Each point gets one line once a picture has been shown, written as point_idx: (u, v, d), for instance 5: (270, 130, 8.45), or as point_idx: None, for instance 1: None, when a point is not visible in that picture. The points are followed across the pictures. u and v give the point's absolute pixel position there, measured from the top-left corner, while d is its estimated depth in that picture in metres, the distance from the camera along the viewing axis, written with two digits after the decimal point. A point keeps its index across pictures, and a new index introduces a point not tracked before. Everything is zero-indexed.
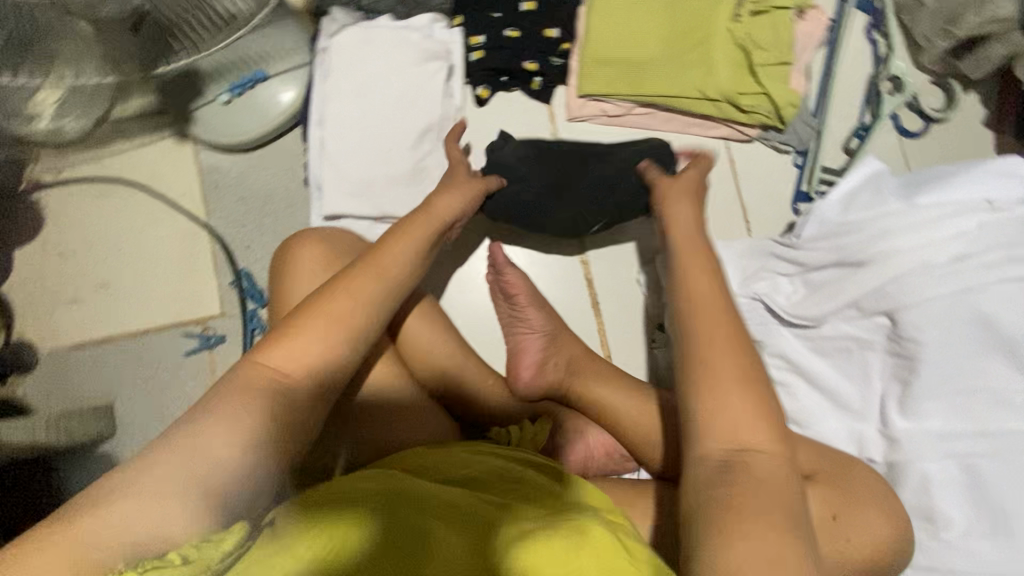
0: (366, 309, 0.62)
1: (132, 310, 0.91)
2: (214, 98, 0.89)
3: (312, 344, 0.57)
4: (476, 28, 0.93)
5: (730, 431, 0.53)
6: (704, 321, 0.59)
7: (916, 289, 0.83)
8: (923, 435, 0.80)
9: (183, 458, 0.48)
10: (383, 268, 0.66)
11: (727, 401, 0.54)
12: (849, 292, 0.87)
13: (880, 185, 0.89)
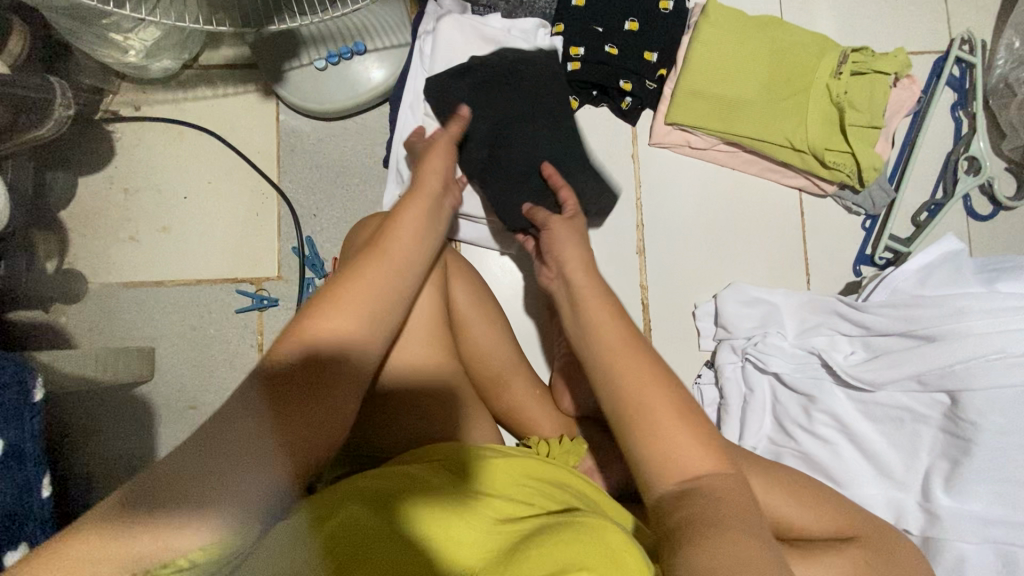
0: (392, 296, 0.52)
1: (190, 259, 0.91)
2: (309, 63, 0.88)
3: (352, 326, 0.48)
4: (577, 38, 0.91)
5: (672, 464, 0.48)
6: (627, 351, 0.53)
7: (974, 374, 0.72)
8: (963, 534, 0.71)
9: (222, 456, 0.40)
10: (399, 249, 0.54)
11: (665, 435, 0.49)
12: (912, 364, 0.75)
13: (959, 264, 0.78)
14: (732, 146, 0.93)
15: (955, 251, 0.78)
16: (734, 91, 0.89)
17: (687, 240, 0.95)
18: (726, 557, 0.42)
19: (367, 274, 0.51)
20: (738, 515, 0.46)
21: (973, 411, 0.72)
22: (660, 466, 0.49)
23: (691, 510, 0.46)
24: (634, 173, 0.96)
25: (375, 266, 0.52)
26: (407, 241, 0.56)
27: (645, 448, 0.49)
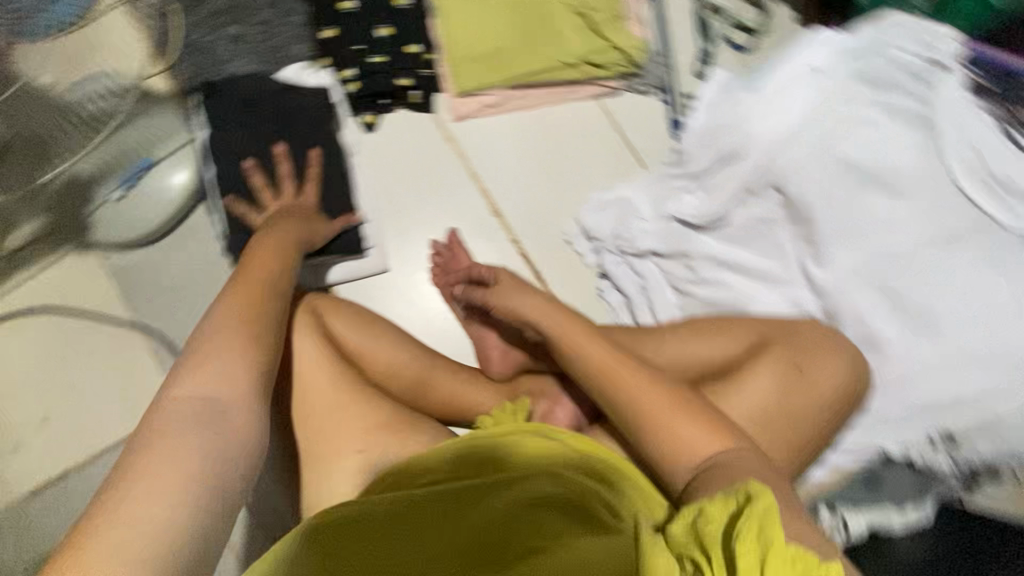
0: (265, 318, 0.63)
1: (84, 435, 0.87)
2: (106, 198, 0.90)
3: (240, 373, 0.56)
4: (343, 64, 0.96)
5: (688, 450, 0.59)
6: (642, 383, 0.64)
7: (783, 159, 0.80)
8: (849, 292, 0.77)
9: (155, 474, 0.47)
10: (259, 282, 0.67)
11: (658, 427, 0.61)
12: (734, 181, 0.82)
13: (728, 83, 0.84)
14: (521, 89, 1.00)
15: (727, 78, 0.85)
16: (493, 43, 0.97)
17: (529, 183, 1.01)
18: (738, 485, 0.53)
19: (226, 316, 0.61)
20: (744, 475, 0.55)
21: (798, 191, 0.80)
22: (669, 452, 0.60)
23: (710, 478, 0.56)
24: (455, 152, 1.00)
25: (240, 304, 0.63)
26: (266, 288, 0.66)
27: (660, 442, 0.61)
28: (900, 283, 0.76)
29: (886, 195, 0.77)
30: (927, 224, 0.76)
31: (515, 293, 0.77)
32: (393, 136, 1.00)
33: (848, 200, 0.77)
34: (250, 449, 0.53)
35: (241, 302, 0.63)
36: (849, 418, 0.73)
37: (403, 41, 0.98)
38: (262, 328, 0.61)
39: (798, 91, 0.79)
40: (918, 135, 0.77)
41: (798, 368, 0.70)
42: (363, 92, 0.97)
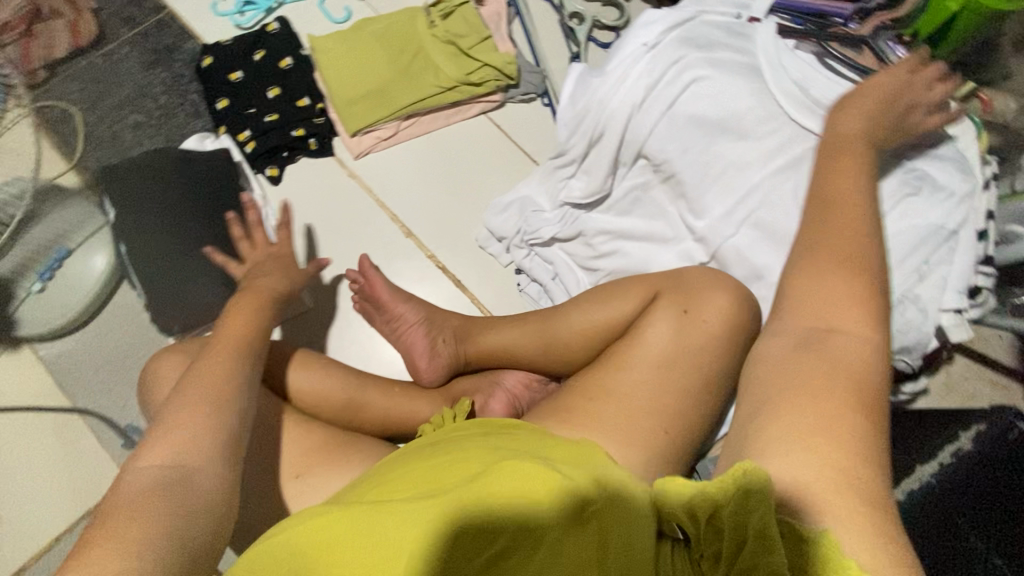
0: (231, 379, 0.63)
1: (35, 528, 0.88)
2: (28, 292, 0.93)
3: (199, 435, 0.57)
4: (239, 127, 1.03)
5: (816, 312, 0.51)
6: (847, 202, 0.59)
7: (637, 127, 0.87)
8: (724, 233, 0.83)
9: (129, 530, 0.47)
10: (234, 338, 0.69)
11: (821, 284, 0.53)
12: (605, 158, 0.89)
13: (585, 74, 0.93)
14: (410, 118, 1.08)
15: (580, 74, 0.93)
16: (375, 82, 1.06)
17: (435, 202, 1.07)
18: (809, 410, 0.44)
19: (203, 382, 0.62)
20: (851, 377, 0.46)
21: (658, 152, 0.86)
22: (800, 312, 0.52)
23: (820, 354, 0.48)
24: (360, 186, 1.07)
25: (216, 368, 0.64)
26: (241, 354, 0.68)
27: (800, 312, 0.53)
28: (768, 214, 0.80)
29: (733, 138, 0.82)
30: (777, 155, 0.81)
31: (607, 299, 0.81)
32: (300, 183, 1.06)
33: (703, 150, 0.83)
34: (213, 515, 0.53)
35: (213, 366, 0.64)
36: (747, 349, 0.76)
37: (293, 96, 1.05)
38: (238, 395, 0.63)
39: (637, 67, 0.87)
40: (750, 79, 0.83)
41: (686, 310, 0.75)
42: (260, 149, 1.03)
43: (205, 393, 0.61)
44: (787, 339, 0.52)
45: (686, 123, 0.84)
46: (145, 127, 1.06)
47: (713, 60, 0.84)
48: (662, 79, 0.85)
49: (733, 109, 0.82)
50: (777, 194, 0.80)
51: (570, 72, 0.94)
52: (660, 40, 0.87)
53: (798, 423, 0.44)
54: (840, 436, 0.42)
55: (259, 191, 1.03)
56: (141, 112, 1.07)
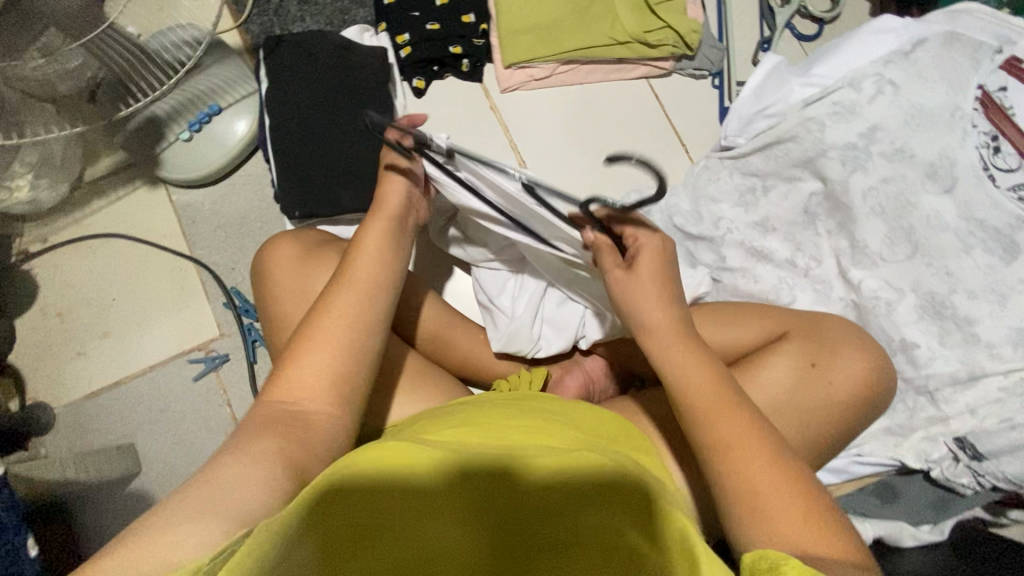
0: (344, 325, 0.61)
1: (136, 351, 0.96)
2: (175, 138, 0.97)
3: (302, 390, 0.59)
4: (400, 28, 1.00)
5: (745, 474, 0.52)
6: (684, 365, 0.58)
7: (817, 137, 0.75)
8: (883, 294, 0.73)
9: (232, 482, 0.50)
10: (364, 282, 0.64)
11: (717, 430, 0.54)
12: (793, 153, 0.77)
13: (779, 71, 0.78)
14: (569, 64, 1.01)
15: (777, 66, 0.78)
16: (546, 16, 0.98)
17: (569, 158, 1.02)
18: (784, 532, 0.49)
19: (267, 413, 0.57)
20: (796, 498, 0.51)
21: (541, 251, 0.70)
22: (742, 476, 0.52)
23: None
24: (498, 121, 1.03)
25: (304, 381, 0.59)
26: (314, 355, 0.60)
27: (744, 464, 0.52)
28: (943, 286, 0.71)
29: (934, 190, 0.71)
30: (976, 222, 0.70)
31: (730, 324, 0.73)
32: (442, 101, 1.03)
33: (897, 193, 0.72)
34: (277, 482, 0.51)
35: (279, 373, 0.60)
36: (867, 421, 0.70)
37: (459, 9, 1.00)
38: (343, 350, 0.61)
39: (845, 91, 0.74)
40: (974, 122, 0.70)
41: (813, 362, 0.68)
42: (414, 57, 1.00)
43: (288, 402, 0.58)
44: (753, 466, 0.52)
45: (889, 158, 0.72)
46: (310, 4, 1.06)
47: (952, 100, 0.71)
48: (866, 92, 0.73)
49: (947, 158, 0.71)
50: (973, 279, 0.70)
51: (765, 60, 0.77)
52: (906, 57, 0.72)
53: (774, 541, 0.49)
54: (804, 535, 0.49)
55: (402, 99, 1.01)
56: None
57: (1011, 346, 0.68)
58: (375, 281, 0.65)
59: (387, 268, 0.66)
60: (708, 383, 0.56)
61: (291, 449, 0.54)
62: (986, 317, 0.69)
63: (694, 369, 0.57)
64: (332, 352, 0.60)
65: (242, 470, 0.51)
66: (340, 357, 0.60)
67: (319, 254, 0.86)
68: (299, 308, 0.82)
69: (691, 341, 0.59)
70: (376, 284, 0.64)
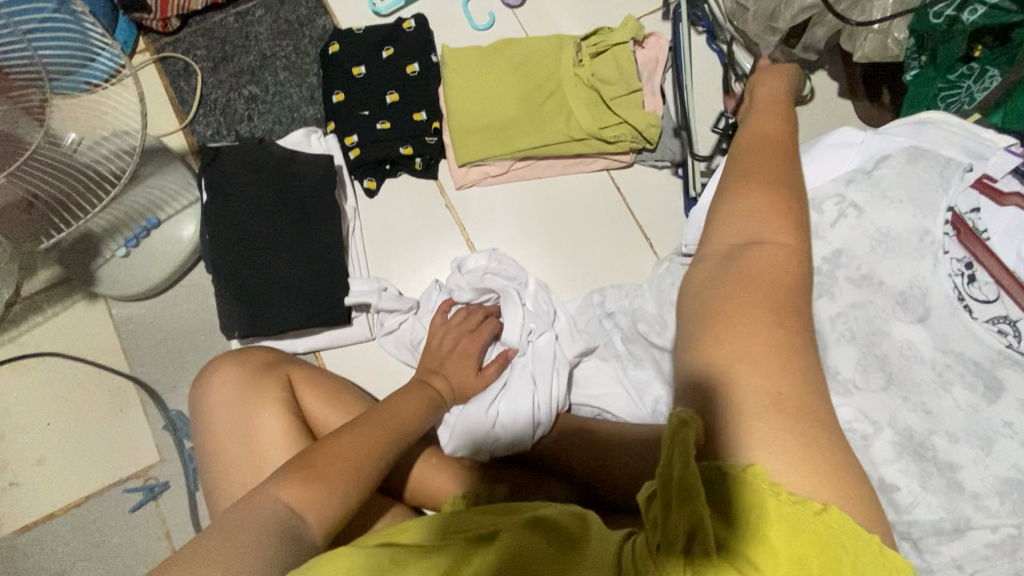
0: (372, 456, 0.69)
1: (71, 479, 0.91)
2: (112, 255, 0.92)
3: (302, 492, 0.63)
4: (348, 129, 0.96)
5: (742, 232, 0.51)
6: (757, 166, 0.56)
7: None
8: (859, 427, 0.68)
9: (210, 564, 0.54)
10: (393, 419, 0.73)
11: (758, 220, 0.51)
12: None
13: None
14: (525, 160, 0.97)
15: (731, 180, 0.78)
16: (498, 114, 0.94)
17: (531, 253, 0.97)
18: (747, 347, 0.43)
19: (259, 510, 0.60)
20: (769, 353, 0.43)
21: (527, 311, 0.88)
22: (742, 253, 0.50)
23: None
24: (454, 219, 0.98)
25: (309, 493, 0.63)
26: (329, 478, 0.65)
27: (751, 257, 0.49)
28: (921, 425, 0.65)
29: (904, 318, 0.66)
30: (953, 355, 0.64)
31: None
32: (394, 201, 0.99)
33: (866, 318, 0.67)
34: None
35: (298, 475, 0.64)
36: None
37: (410, 107, 0.96)
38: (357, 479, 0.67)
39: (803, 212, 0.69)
40: (945, 249, 0.65)
41: None
42: (364, 158, 0.95)
43: (290, 499, 0.62)
44: (753, 259, 0.49)
45: (855, 282, 0.67)
46: (258, 102, 1.02)
47: (919, 220, 0.65)
48: (828, 214, 0.68)
49: (916, 284, 0.65)
50: (952, 418, 0.64)
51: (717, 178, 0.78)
52: (870, 175, 0.68)
53: (744, 372, 0.42)
54: (763, 361, 0.42)
55: (352, 202, 0.97)
56: (258, 85, 1.03)
57: (998, 498, 0.61)
58: (404, 426, 0.74)
59: (415, 421, 0.75)
60: (780, 234, 0.50)
61: (265, 542, 0.58)
62: (970, 460, 0.62)
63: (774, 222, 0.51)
64: (347, 482, 0.66)
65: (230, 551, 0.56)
66: (354, 473, 0.67)
67: (261, 385, 0.81)
68: (236, 450, 0.77)
69: (782, 179, 0.54)
70: (404, 429, 0.74)
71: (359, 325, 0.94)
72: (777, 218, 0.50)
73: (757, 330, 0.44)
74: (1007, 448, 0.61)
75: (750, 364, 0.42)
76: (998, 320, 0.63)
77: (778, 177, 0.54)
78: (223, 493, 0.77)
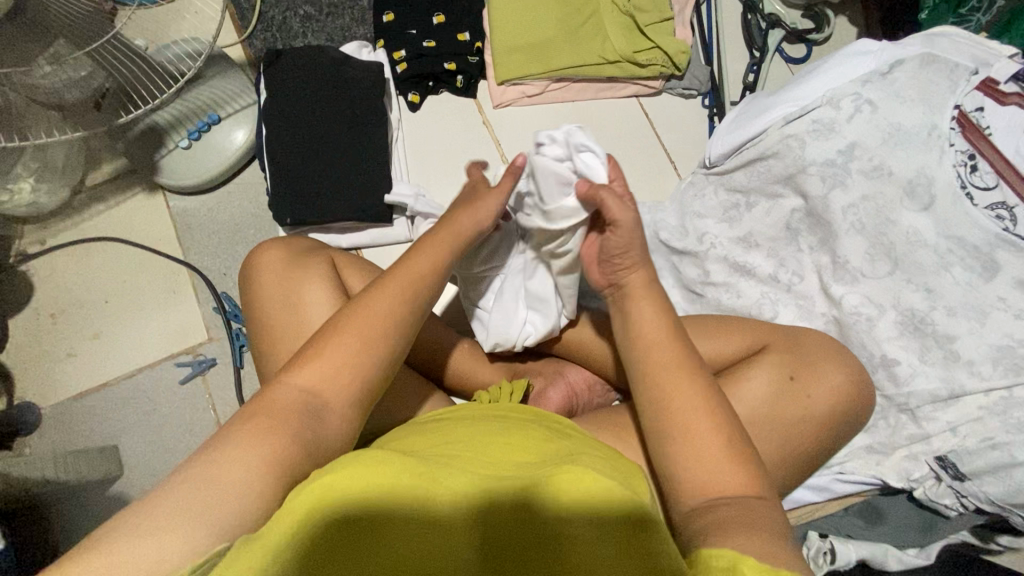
0: (389, 325, 0.59)
1: (124, 353, 0.97)
2: (175, 146, 0.99)
3: (320, 379, 0.55)
4: (397, 44, 1.02)
5: (702, 480, 0.52)
6: (670, 384, 0.56)
7: (798, 153, 0.76)
8: (864, 310, 0.73)
9: (229, 474, 0.47)
10: (412, 278, 0.62)
11: (695, 444, 0.53)
12: (778, 168, 0.78)
13: (755, 104, 0.83)
14: (561, 82, 1.04)
15: (752, 100, 0.84)
16: (538, 35, 1.01)
17: None
18: (733, 523, 0.48)
19: (281, 398, 0.54)
20: (751, 525, 0.48)
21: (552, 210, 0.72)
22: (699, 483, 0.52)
23: None
24: (490, 135, 1.05)
25: (331, 370, 0.56)
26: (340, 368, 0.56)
27: (729, 523, 0.49)
28: (923, 303, 0.71)
29: (911, 207, 0.72)
30: (954, 239, 0.70)
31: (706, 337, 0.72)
32: (436, 116, 1.06)
33: (877, 209, 0.73)
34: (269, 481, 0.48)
35: (311, 357, 0.56)
36: (847, 436, 0.70)
37: (456, 28, 1.03)
38: (382, 347, 0.58)
39: (820, 111, 0.75)
40: (950, 142, 0.71)
41: (792, 375, 0.68)
42: (411, 72, 1.02)
43: (309, 385, 0.55)
44: (698, 485, 0.52)
45: (871, 174, 0.73)
46: (312, 21, 1.09)
47: (929, 117, 0.72)
48: (844, 110, 0.74)
49: (925, 173, 0.71)
50: (954, 297, 0.70)
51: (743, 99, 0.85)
52: (887, 78, 0.74)
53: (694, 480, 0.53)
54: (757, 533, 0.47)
55: (396, 112, 1.03)
56: (312, 5, 1.10)
57: (991, 364, 0.68)
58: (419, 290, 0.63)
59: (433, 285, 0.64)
60: (731, 473, 0.52)
61: (293, 442, 0.51)
62: (967, 333, 0.69)
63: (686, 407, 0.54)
64: (367, 348, 0.57)
65: (249, 454, 0.49)
66: (374, 347, 0.58)
67: (304, 264, 0.86)
68: (285, 314, 0.82)
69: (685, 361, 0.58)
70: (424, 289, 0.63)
71: (398, 226, 1.00)
72: (718, 439, 0.54)
73: (755, 540, 0.46)
74: (1000, 319, 0.68)
75: (724, 514, 0.49)
76: (996, 205, 0.70)
77: (694, 398, 0.55)
78: (269, 355, 0.83)
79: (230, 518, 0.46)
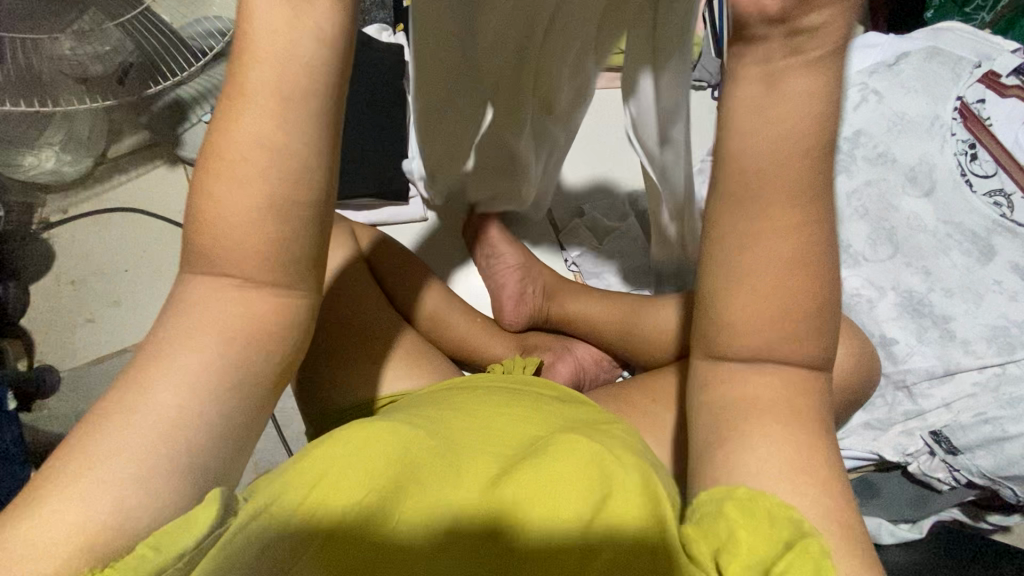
0: (272, 188, 0.39)
1: (141, 320, 1.00)
2: (197, 120, 1.02)
3: (217, 283, 0.41)
4: None
5: (758, 377, 0.42)
6: (768, 248, 0.39)
7: None
8: (865, 292, 0.75)
9: (151, 422, 0.38)
10: (275, 108, 0.38)
11: (767, 337, 0.41)
12: None
13: None
14: None
15: None
16: None
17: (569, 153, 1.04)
18: (773, 438, 0.41)
19: (178, 315, 0.40)
20: (800, 452, 0.40)
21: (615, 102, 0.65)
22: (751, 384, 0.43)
23: None
24: None
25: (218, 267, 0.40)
26: (244, 304, 0.41)
27: (772, 434, 0.41)
28: (921, 285, 0.74)
29: (913, 193, 0.75)
30: (954, 225, 0.74)
31: None
32: None
33: (880, 193, 0.76)
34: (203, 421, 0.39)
35: (186, 255, 0.41)
36: (851, 411, 0.71)
37: None
38: (270, 223, 0.39)
39: None
40: (953, 132, 0.75)
41: None
42: None
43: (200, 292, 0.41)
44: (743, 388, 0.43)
45: (876, 160, 0.76)
46: None
47: (930, 108, 0.76)
48: (851, 100, 0.78)
49: (926, 161, 0.75)
50: (951, 279, 0.73)
51: None
52: (889, 73, 0.78)
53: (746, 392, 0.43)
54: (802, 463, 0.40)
55: None
56: None
57: (985, 342, 0.71)
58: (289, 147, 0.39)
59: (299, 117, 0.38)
60: (790, 366, 0.42)
61: (208, 364, 0.40)
62: (962, 314, 0.72)
63: (790, 291, 0.40)
64: (254, 219, 0.39)
65: (163, 394, 0.39)
66: (262, 227, 0.39)
67: None
68: None
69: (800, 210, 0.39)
70: (285, 127, 0.38)
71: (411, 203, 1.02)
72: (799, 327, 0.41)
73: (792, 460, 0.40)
74: (995, 301, 0.72)
75: (779, 435, 0.41)
76: (994, 192, 0.73)
77: (804, 272, 0.39)
78: None
79: (165, 478, 0.37)
